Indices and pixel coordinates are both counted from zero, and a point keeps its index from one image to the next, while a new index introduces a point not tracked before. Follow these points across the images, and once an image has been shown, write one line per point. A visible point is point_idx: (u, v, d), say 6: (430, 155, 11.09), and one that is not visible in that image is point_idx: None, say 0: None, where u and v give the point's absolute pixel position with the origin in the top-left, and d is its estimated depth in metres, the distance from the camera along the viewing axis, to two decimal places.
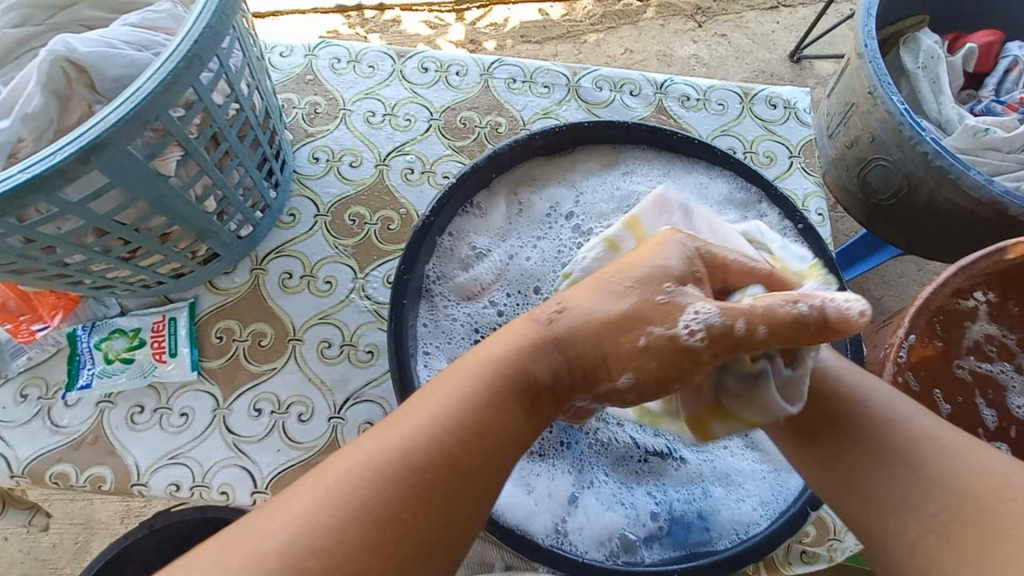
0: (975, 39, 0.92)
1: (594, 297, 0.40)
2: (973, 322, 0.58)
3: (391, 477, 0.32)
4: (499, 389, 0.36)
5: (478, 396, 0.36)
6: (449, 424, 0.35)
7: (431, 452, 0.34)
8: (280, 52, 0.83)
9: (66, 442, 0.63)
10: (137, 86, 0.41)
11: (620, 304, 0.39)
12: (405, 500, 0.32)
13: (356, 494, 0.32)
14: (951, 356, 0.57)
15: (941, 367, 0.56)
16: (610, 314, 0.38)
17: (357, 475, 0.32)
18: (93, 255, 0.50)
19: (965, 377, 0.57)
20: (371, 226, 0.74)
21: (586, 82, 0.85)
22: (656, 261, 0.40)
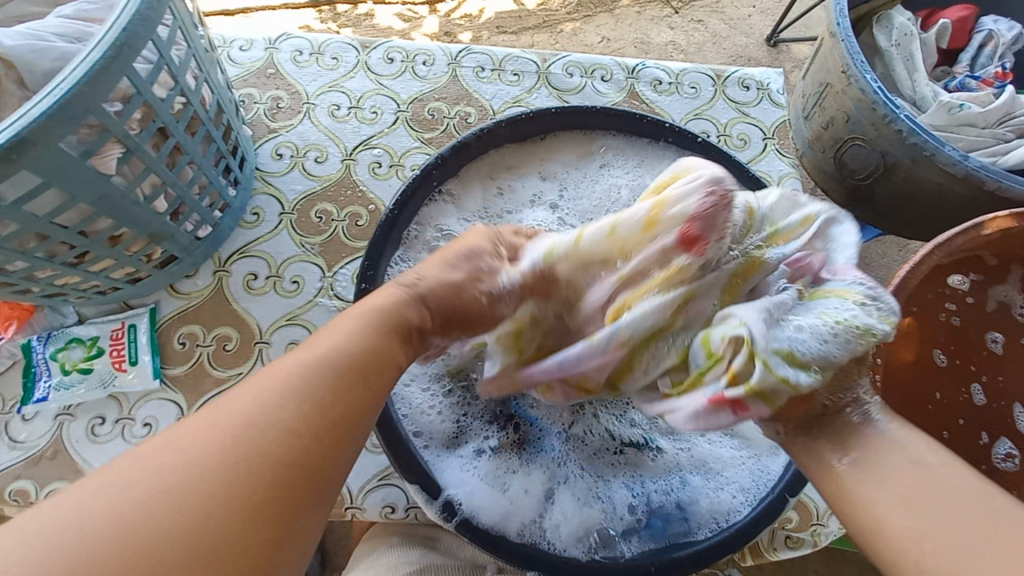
0: (950, 15, 0.92)
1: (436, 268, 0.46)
2: (992, 305, 0.57)
3: (300, 389, 0.33)
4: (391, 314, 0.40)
5: (376, 319, 0.39)
6: (348, 339, 0.37)
7: (332, 370, 0.34)
8: (240, 46, 0.80)
9: (24, 458, 0.60)
10: (61, 78, 0.38)
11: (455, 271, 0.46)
12: (309, 407, 0.32)
13: (265, 402, 0.31)
14: (972, 331, 0.57)
15: (967, 344, 0.57)
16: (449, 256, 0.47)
17: (264, 388, 0.32)
18: (35, 261, 0.48)
19: (986, 348, 0.57)
20: (339, 223, 0.72)
21: (556, 68, 0.83)
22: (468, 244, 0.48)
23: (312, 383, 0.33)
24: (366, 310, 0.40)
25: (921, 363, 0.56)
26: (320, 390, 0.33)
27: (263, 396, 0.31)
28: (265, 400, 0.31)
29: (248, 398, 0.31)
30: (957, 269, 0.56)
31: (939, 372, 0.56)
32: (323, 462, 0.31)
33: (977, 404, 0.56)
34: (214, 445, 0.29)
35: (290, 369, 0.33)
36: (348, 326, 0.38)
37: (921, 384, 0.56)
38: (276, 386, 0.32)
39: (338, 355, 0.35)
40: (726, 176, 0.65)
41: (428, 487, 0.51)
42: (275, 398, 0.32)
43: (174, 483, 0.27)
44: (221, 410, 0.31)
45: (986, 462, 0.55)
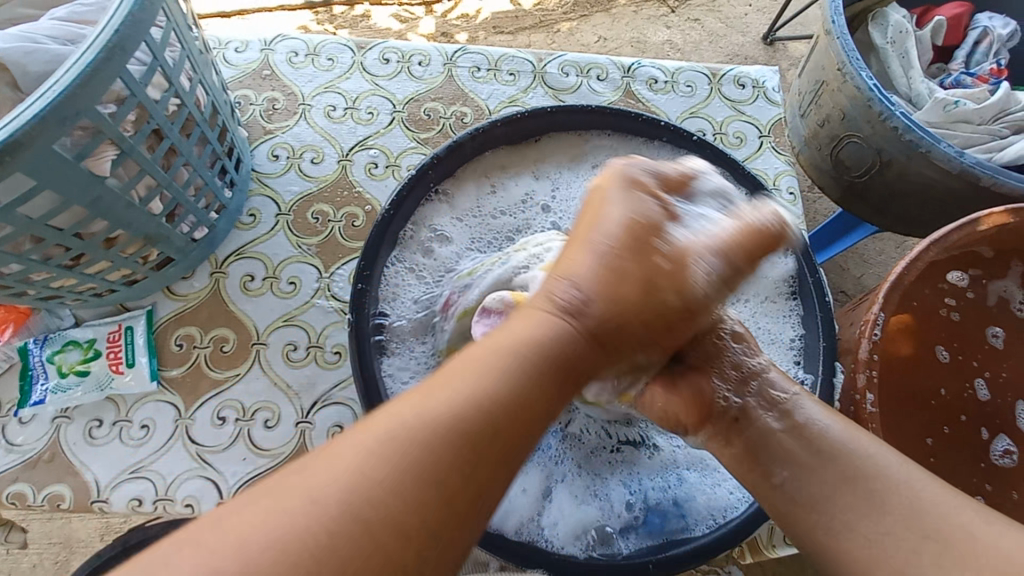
0: (944, 12, 0.92)
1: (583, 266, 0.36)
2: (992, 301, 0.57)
3: (416, 475, 0.27)
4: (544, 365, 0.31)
5: (522, 373, 0.31)
6: (480, 403, 0.29)
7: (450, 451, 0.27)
8: (235, 47, 0.80)
9: (22, 461, 0.60)
10: (53, 80, 0.38)
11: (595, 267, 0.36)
12: (418, 500, 0.26)
13: (372, 479, 0.26)
14: (972, 326, 0.57)
15: (969, 339, 0.56)
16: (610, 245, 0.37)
17: (373, 459, 0.27)
18: (31, 264, 0.48)
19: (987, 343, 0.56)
20: (335, 223, 0.72)
21: (552, 68, 0.83)
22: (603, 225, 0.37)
23: (428, 464, 0.27)
24: (497, 352, 0.31)
25: (920, 356, 0.56)
26: (448, 442, 0.28)
27: (373, 472, 0.26)
28: (387, 446, 0.27)
29: (377, 440, 0.27)
30: (955, 265, 0.57)
31: (941, 367, 0.56)
32: (439, 529, 0.26)
33: (980, 400, 0.55)
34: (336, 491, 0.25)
35: (419, 408, 0.29)
36: (481, 380, 0.30)
37: (920, 378, 0.55)
38: (385, 460, 0.27)
39: (479, 401, 0.29)
40: (720, 174, 0.65)
41: None
42: (400, 446, 0.27)
43: (286, 523, 0.24)
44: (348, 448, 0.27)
45: (987, 460, 0.54)
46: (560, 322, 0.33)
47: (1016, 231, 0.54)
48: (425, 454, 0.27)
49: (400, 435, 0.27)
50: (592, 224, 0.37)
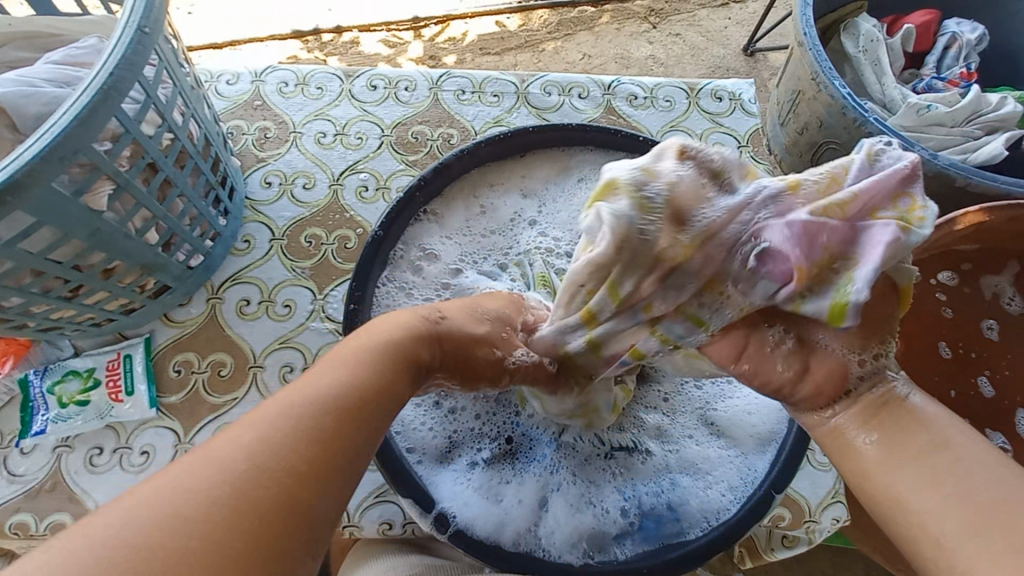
0: (913, 20, 0.95)
1: (463, 316, 0.48)
2: (997, 301, 0.58)
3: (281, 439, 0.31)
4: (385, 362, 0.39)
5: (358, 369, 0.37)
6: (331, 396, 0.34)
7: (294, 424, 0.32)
8: (227, 80, 0.83)
9: (23, 491, 0.61)
10: (53, 122, 0.40)
11: (478, 327, 0.48)
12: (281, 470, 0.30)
13: (250, 443, 0.30)
14: (968, 323, 0.58)
15: (969, 336, 0.58)
16: (473, 332, 0.48)
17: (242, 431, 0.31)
18: (31, 297, 0.49)
19: (985, 341, 0.57)
20: (328, 246, 0.73)
21: (535, 88, 0.85)
22: (498, 308, 0.52)
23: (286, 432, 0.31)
24: (357, 354, 0.38)
25: (912, 357, 0.57)
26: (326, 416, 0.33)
27: (247, 437, 0.30)
28: (278, 420, 0.31)
29: (263, 418, 0.31)
30: (944, 266, 0.58)
31: (943, 364, 0.57)
32: (308, 499, 0.30)
33: (985, 396, 0.57)
34: (241, 452, 0.30)
35: (299, 396, 0.33)
36: (340, 364, 0.37)
37: (915, 377, 0.57)
38: (267, 421, 0.31)
39: (338, 387, 0.35)
40: None
41: (421, 500, 0.51)
42: (287, 423, 0.32)
43: (217, 488, 0.28)
44: (243, 425, 0.31)
45: None
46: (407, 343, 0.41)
47: (1009, 228, 0.55)
48: (305, 423, 0.32)
49: (287, 410, 0.32)
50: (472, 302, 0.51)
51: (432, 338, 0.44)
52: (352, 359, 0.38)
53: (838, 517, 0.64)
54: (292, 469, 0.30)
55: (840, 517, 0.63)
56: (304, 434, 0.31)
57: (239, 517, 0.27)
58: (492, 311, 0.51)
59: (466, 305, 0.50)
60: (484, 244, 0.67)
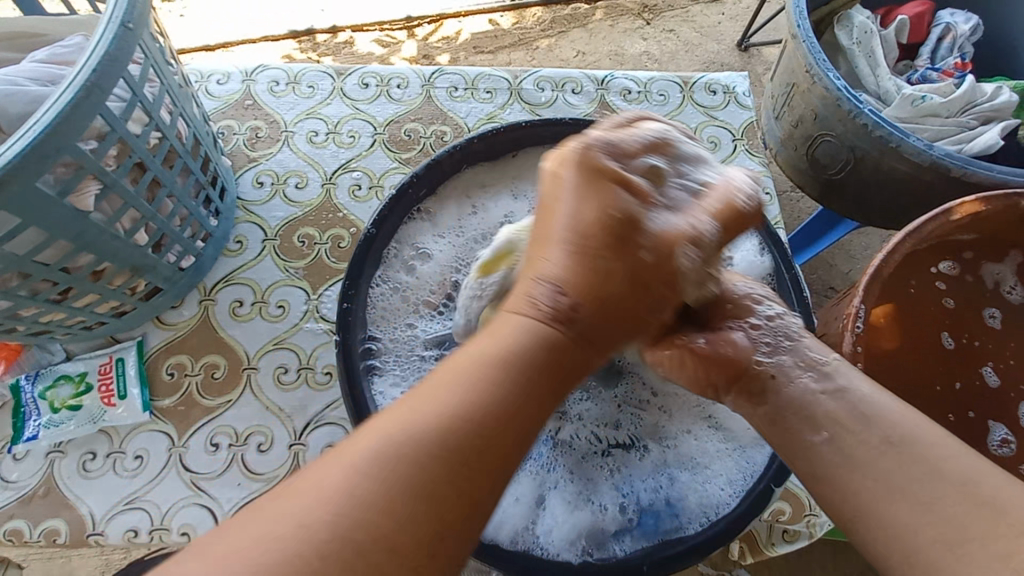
0: (907, 11, 0.95)
1: (562, 263, 0.38)
2: (997, 291, 0.57)
3: (395, 494, 0.27)
4: (521, 377, 0.33)
5: (482, 393, 0.31)
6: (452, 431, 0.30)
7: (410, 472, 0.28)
8: (217, 80, 0.82)
9: (17, 498, 0.60)
10: (35, 120, 0.39)
11: (587, 273, 0.37)
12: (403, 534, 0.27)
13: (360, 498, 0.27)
14: (970, 313, 0.57)
15: (972, 325, 0.57)
16: (585, 281, 0.37)
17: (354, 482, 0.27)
18: (19, 300, 0.49)
19: (987, 330, 0.57)
20: (321, 245, 0.73)
21: (528, 84, 0.85)
22: (571, 214, 0.39)
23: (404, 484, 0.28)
24: (485, 365, 0.33)
25: (911, 348, 0.56)
26: (455, 425, 0.30)
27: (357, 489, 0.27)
28: (403, 434, 0.29)
29: (369, 459, 0.28)
30: (944, 256, 0.58)
31: (946, 354, 0.57)
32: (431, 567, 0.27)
33: (990, 386, 0.56)
34: (363, 469, 0.28)
35: (417, 432, 0.29)
36: (462, 386, 0.32)
37: (917, 368, 0.56)
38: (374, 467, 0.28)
39: (460, 418, 0.30)
40: None
41: None
42: (404, 466, 0.28)
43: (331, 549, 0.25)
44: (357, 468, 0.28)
45: (987, 449, 0.53)
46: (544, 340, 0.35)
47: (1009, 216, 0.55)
48: (426, 436, 0.29)
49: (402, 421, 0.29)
50: (556, 211, 0.39)
51: (566, 320, 0.36)
52: (481, 351, 0.33)
53: None
54: (420, 491, 0.28)
55: None
56: (426, 481, 0.28)
57: (372, 544, 0.26)
58: (579, 222, 0.38)
59: (560, 239, 0.39)
60: (476, 242, 0.65)
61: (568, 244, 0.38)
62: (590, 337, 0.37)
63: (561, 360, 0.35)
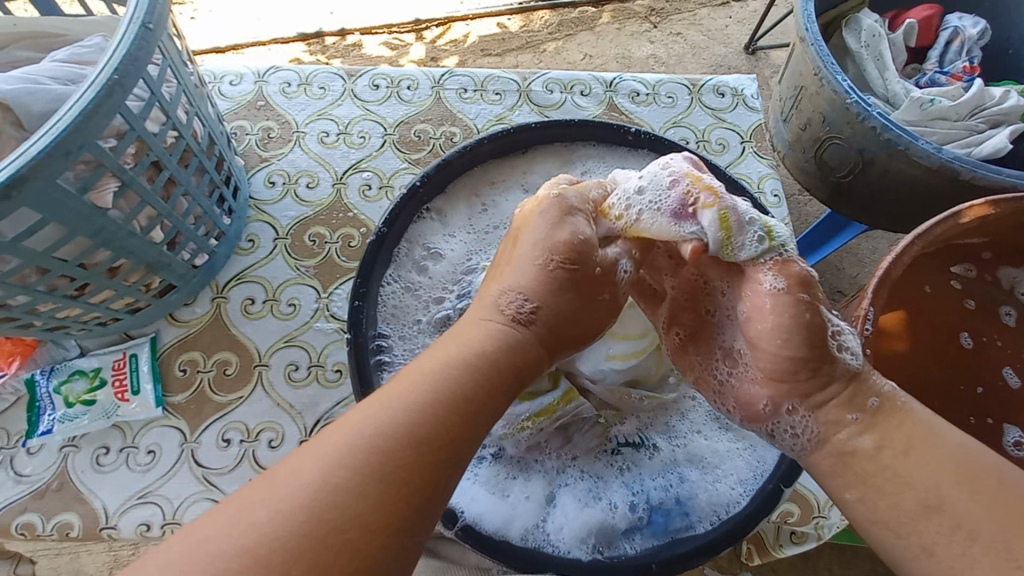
0: (915, 15, 0.95)
1: (520, 277, 0.44)
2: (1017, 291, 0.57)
3: (352, 471, 0.32)
4: (475, 377, 0.38)
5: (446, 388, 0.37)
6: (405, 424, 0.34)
7: (364, 454, 0.33)
8: (230, 81, 0.83)
9: (29, 492, 0.61)
10: (57, 117, 0.40)
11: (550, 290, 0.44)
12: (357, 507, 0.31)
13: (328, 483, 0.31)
14: (990, 315, 0.57)
15: (990, 324, 0.57)
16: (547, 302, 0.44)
17: (322, 468, 0.32)
18: (37, 295, 0.49)
19: (1009, 331, 0.57)
20: (332, 245, 0.73)
21: (537, 86, 0.86)
22: (536, 237, 0.46)
23: (359, 469, 0.32)
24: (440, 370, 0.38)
25: (923, 348, 0.57)
26: (416, 431, 0.34)
27: (318, 473, 0.32)
28: (353, 450, 0.33)
29: (329, 451, 0.33)
30: (959, 258, 0.58)
31: (964, 355, 0.57)
32: (387, 529, 0.31)
33: (1011, 386, 0.55)
34: (302, 498, 0.31)
35: (374, 420, 0.34)
36: (422, 383, 0.37)
37: (931, 369, 0.56)
38: (336, 454, 0.32)
39: (414, 417, 0.35)
40: None
41: None
42: (359, 452, 0.33)
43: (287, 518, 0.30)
44: (315, 451, 0.33)
45: (1007, 451, 0.53)
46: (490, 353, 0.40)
47: None
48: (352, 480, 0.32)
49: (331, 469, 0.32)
50: (521, 243, 0.47)
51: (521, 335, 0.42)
52: (411, 387, 0.36)
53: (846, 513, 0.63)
54: (383, 483, 0.32)
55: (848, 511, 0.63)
56: (385, 460, 0.33)
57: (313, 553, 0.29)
58: (539, 240, 0.45)
59: (523, 263, 0.45)
60: (487, 238, 0.65)
61: (528, 266, 0.45)
62: (544, 345, 0.43)
63: (515, 362, 0.41)
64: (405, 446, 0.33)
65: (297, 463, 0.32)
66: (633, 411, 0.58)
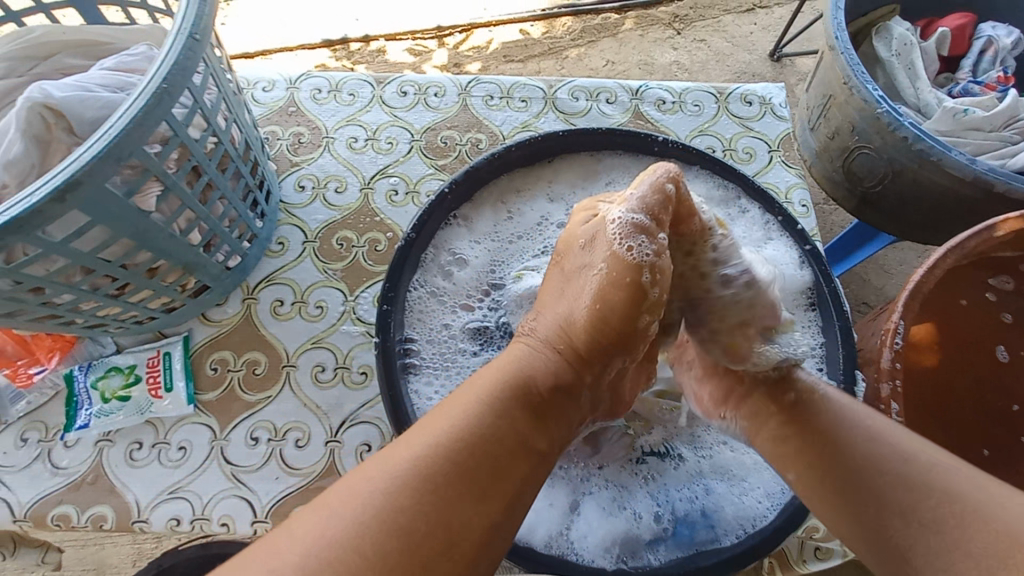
0: (947, 24, 0.93)
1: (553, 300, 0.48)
2: None
3: (403, 490, 0.35)
4: (514, 398, 0.42)
5: (487, 412, 0.40)
6: (449, 446, 0.38)
7: (413, 475, 0.36)
8: (263, 87, 0.85)
9: (66, 484, 0.63)
10: (109, 124, 0.42)
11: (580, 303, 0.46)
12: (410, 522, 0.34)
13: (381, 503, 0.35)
14: None
15: None
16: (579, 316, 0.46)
17: (375, 487, 0.36)
18: (81, 294, 0.51)
19: None
20: (359, 248, 0.75)
21: (563, 93, 0.86)
22: (573, 249, 0.48)
23: (409, 488, 0.36)
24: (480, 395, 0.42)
25: (955, 362, 0.56)
26: (461, 452, 0.38)
27: (371, 494, 0.35)
28: (402, 471, 0.36)
29: (382, 474, 0.36)
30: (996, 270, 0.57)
31: (1000, 369, 0.55)
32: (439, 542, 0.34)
33: None
34: (361, 519, 0.34)
35: (420, 445, 0.38)
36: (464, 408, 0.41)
37: (965, 384, 0.55)
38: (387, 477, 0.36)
39: (457, 440, 0.38)
40: (732, 189, 0.66)
41: None
42: (410, 472, 0.36)
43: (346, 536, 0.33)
44: (368, 474, 0.37)
45: None
46: (527, 377, 0.44)
47: None
48: (387, 544, 0.33)
49: (369, 521, 0.34)
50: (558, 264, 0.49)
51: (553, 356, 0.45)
52: (451, 426, 0.39)
53: None
54: (433, 498, 0.36)
55: None
56: (433, 480, 0.36)
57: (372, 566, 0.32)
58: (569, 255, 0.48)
59: (560, 283, 0.48)
60: (512, 248, 0.66)
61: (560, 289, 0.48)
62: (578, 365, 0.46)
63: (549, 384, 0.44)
64: (451, 465, 0.37)
65: (347, 492, 0.36)
66: (660, 422, 0.58)
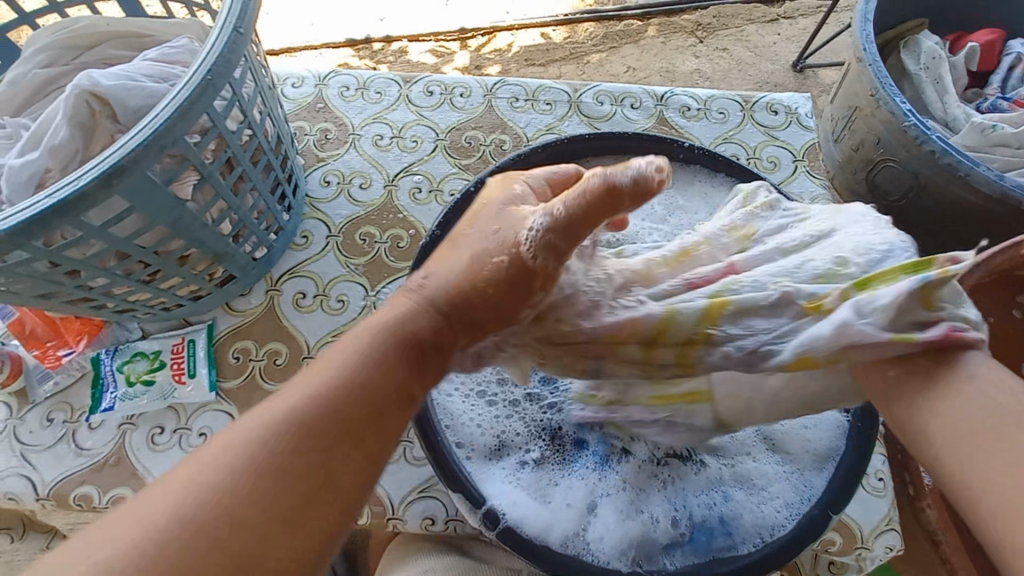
0: (977, 39, 0.92)
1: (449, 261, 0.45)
2: None
3: (251, 456, 0.34)
4: (387, 353, 0.41)
5: (349, 369, 0.39)
6: (305, 408, 0.37)
7: (268, 440, 0.35)
8: (292, 83, 0.87)
9: (89, 465, 0.64)
10: (154, 113, 0.43)
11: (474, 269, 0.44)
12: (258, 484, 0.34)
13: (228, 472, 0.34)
14: None
15: None
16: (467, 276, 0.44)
17: (226, 457, 0.34)
18: (115, 278, 0.52)
19: None
20: (381, 244, 0.76)
21: (587, 97, 0.86)
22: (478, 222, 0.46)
23: (260, 455, 0.35)
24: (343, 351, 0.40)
25: None
26: (318, 412, 0.37)
27: (220, 463, 0.34)
28: (252, 438, 0.35)
29: (234, 441, 0.35)
30: None
31: None
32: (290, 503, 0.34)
33: None
34: (206, 491, 0.33)
35: (275, 409, 0.37)
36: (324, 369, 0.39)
37: None
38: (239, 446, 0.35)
39: (314, 401, 0.37)
40: None
41: (472, 496, 0.52)
42: (263, 437, 0.35)
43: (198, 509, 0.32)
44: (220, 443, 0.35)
45: None
46: (406, 333, 0.42)
47: None
48: (239, 511, 0.33)
49: (216, 493, 0.33)
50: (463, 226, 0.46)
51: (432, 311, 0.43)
52: (314, 384, 0.38)
53: (891, 546, 0.62)
54: (287, 462, 0.35)
55: (894, 545, 0.61)
56: (286, 443, 0.35)
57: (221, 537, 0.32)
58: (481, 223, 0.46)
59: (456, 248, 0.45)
60: None
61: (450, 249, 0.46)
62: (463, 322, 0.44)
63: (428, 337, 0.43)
64: (306, 425, 0.36)
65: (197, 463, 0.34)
66: None
